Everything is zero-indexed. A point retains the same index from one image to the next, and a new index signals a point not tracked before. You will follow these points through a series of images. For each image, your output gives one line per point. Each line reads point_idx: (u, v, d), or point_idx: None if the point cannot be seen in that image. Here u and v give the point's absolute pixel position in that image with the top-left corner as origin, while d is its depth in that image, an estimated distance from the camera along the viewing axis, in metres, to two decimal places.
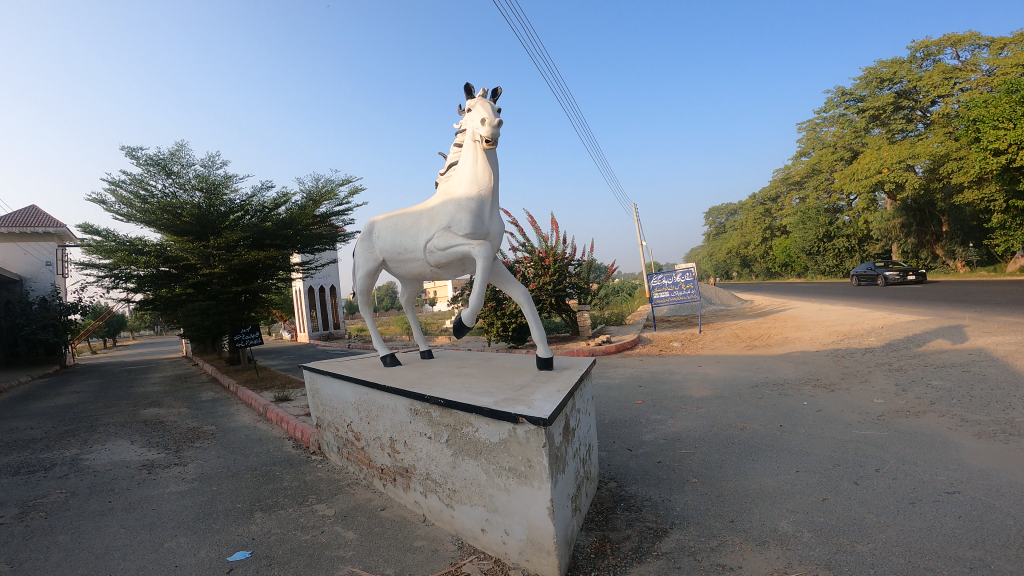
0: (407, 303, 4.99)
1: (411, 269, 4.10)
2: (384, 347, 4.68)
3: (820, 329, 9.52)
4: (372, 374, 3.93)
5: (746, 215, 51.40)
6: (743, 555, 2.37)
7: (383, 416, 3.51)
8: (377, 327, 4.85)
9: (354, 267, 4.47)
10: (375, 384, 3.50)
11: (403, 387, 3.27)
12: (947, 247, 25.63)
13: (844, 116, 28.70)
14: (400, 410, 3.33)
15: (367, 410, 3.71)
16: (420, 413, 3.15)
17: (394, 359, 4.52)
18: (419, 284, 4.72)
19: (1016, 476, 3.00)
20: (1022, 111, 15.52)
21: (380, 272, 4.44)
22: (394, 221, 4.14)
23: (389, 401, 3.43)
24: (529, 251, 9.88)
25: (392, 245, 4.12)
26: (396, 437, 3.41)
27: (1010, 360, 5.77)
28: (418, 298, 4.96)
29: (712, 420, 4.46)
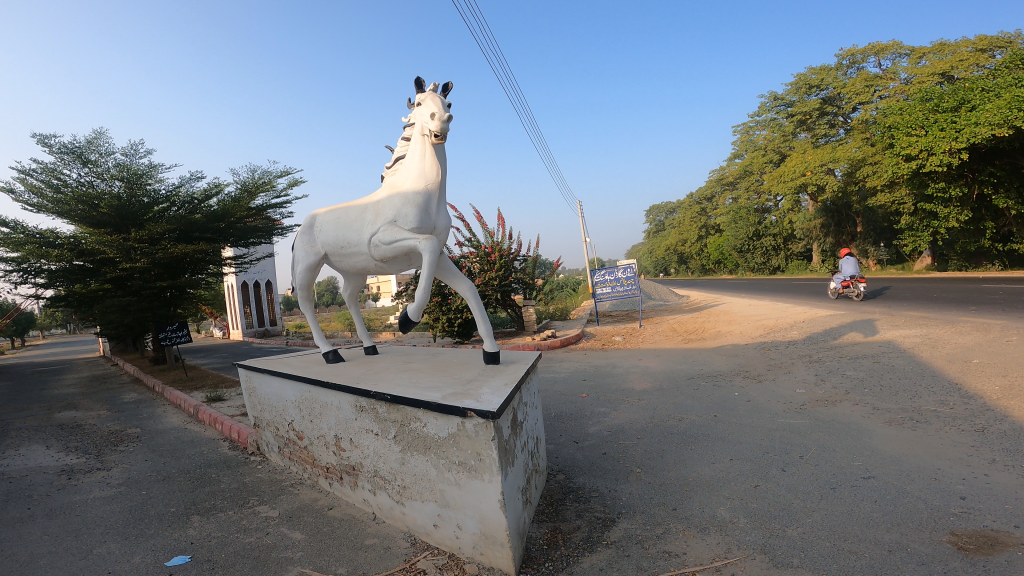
0: (349, 299, 4.88)
1: (354, 263, 4.01)
2: (326, 343, 4.57)
3: (750, 323, 9.99)
4: (314, 371, 3.83)
5: (683, 214, 53.24)
6: (686, 542, 2.47)
7: (327, 414, 3.43)
8: (318, 323, 4.72)
9: (294, 261, 4.33)
10: (318, 381, 3.41)
11: (347, 383, 3.21)
12: (861, 246, 27.39)
13: (774, 120, 30.11)
14: (345, 407, 3.26)
15: (309, 408, 3.61)
16: (366, 409, 3.09)
17: (336, 355, 4.42)
18: (362, 279, 4.62)
19: (923, 462, 3.25)
20: (933, 120, 16.73)
21: (322, 267, 4.33)
22: (338, 214, 4.05)
23: (333, 398, 3.35)
24: (475, 246, 9.84)
25: (335, 239, 4.02)
26: (341, 434, 3.34)
27: (916, 352, 6.24)
28: (361, 293, 4.87)
29: (652, 411, 4.60)
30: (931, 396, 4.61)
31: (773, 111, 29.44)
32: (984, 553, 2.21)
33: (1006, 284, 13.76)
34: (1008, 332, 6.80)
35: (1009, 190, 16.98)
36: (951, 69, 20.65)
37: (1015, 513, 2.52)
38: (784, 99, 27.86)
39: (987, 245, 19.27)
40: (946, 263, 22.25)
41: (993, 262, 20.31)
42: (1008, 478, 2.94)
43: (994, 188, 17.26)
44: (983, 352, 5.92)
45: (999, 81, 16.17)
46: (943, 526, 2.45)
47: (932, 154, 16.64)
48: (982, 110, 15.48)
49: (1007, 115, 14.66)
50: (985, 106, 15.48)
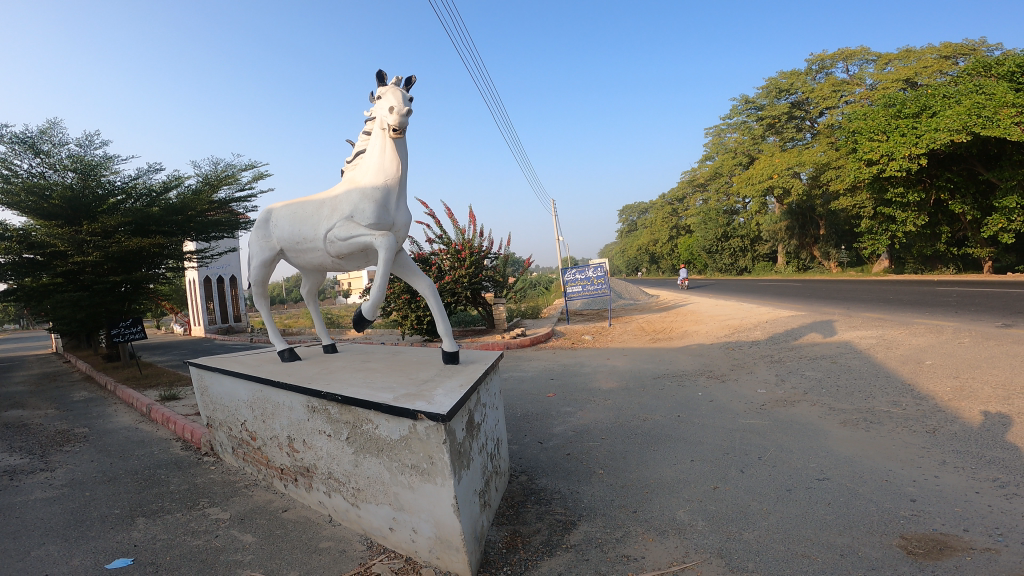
0: (308, 296, 4.76)
1: (311, 259, 3.91)
2: (282, 340, 4.44)
3: (715, 323, 10.11)
4: (267, 370, 3.71)
5: (655, 214, 53.92)
6: (645, 545, 2.45)
7: (280, 414, 3.33)
8: (274, 321, 4.59)
9: (248, 257, 4.20)
10: (269, 381, 3.30)
11: (299, 383, 3.11)
12: (823, 248, 28.09)
13: (744, 123, 30.58)
14: (296, 408, 3.16)
15: (262, 408, 3.50)
16: (317, 410, 3.00)
17: (292, 354, 4.31)
18: (320, 275, 4.51)
19: (876, 463, 3.30)
20: (894, 126, 17.29)
21: (278, 263, 4.21)
22: (294, 209, 3.93)
23: (285, 398, 3.25)
24: (445, 243, 9.73)
25: (290, 234, 3.90)
26: (295, 435, 3.24)
27: (872, 353, 6.39)
28: (321, 290, 4.76)
29: (617, 411, 4.60)
30: (885, 397, 4.71)
31: (744, 114, 29.91)
32: (933, 557, 2.24)
33: (959, 287, 14.25)
34: (960, 334, 7.02)
35: (964, 196, 17.58)
36: (915, 76, 21.30)
37: (963, 516, 2.57)
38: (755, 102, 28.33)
39: (942, 249, 19.95)
40: (904, 266, 23.00)
41: (948, 265, 21.03)
42: (957, 479, 3.00)
43: (950, 194, 17.85)
44: (935, 354, 6.09)
45: (958, 89, 16.71)
46: (893, 530, 2.48)
47: (893, 159, 17.10)
48: (942, 117, 15.92)
49: (966, 121, 15.10)
50: (944, 113, 15.92)
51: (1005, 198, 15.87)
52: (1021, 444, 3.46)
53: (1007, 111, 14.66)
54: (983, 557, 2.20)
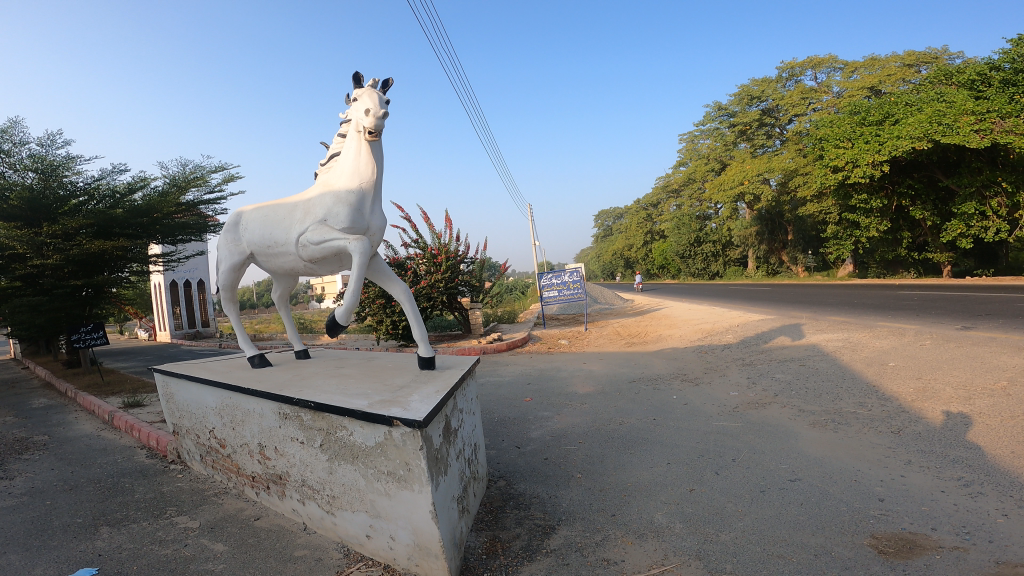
0: (280, 300, 4.68)
1: (282, 263, 3.84)
2: (251, 346, 4.36)
3: (689, 327, 10.24)
4: (236, 376, 3.64)
5: (630, 219, 54.49)
6: (625, 548, 2.46)
7: (250, 421, 3.26)
8: (243, 326, 4.49)
9: (217, 261, 4.11)
10: (239, 387, 3.24)
11: (270, 390, 3.06)
12: (791, 253, 28.72)
13: (716, 129, 31.07)
14: (267, 415, 3.10)
15: (231, 415, 3.43)
16: (290, 417, 2.95)
17: (263, 359, 4.23)
18: (292, 280, 4.44)
19: (846, 463, 3.38)
20: (859, 133, 17.81)
21: (248, 266, 4.13)
22: (265, 212, 3.86)
23: (256, 405, 3.18)
24: (421, 247, 9.68)
25: (261, 238, 3.83)
26: (266, 442, 3.18)
27: (839, 356, 6.54)
28: (292, 295, 4.68)
29: (594, 415, 4.61)
30: (851, 398, 4.82)
31: (716, 121, 30.37)
32: (903, 556, 2.30)
33: (921, 291, 14.68)
34: (922, 336, 7.22)
35: (925, 202, 18.16)
36: (879, 84, 21.97)
37: (929, 515, 2.64)
38: (727, 109, 28.78)
39: (903, 254, 20.56)
40: (867, 270, 23.64)
41: (909, 270, 21.69)
42: (923, 479, 3.08)
43: (911, 200, 18.44)
44: (899, 355, 6.27)
45: (920, 97, 17.30)
46: (864, 529, 2.53)
47: (857, 166, 17.57)
48: (904, 124, 16.40)
49: (927, 129, 15.58)
50: (907, 120, 16.41)
51: (964, 205, 16.44)
52: (980, 443, 3.58)
53: (967, 119, 15.16)
54: (952, 556, 2.26)
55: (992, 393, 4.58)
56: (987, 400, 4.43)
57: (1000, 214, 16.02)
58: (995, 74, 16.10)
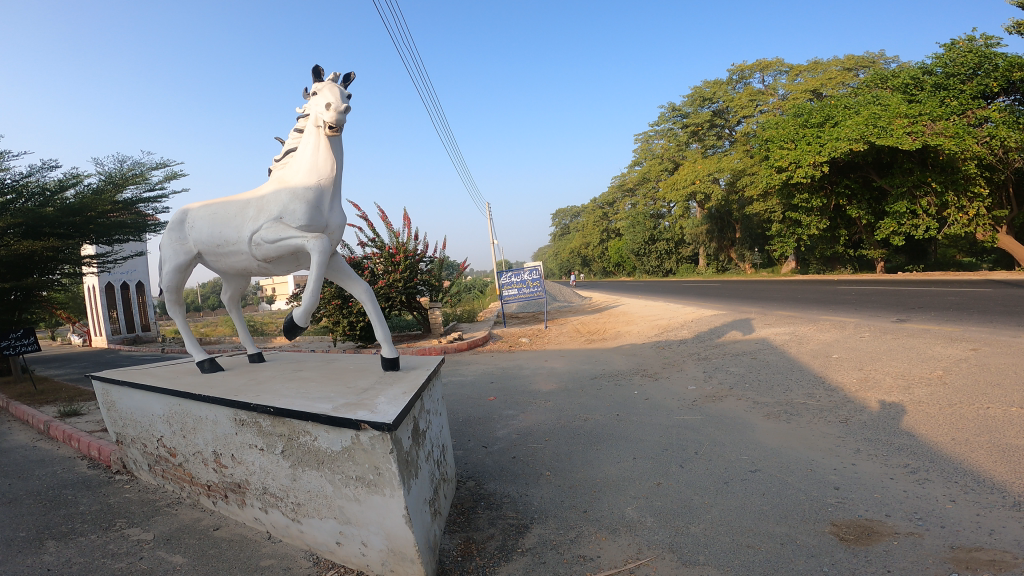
0: (230, 302, 4.51)
1: (233, 262, 3.71)
2: (200, 350, 4.19)
3: (646, 323, 10.43)
4: (185, 382, 3.50)
5: (586, 218, 55.18)
6: (600, 544, 2.48)
7: (203, 428, 3.13)
8: (190, 329, 4.31)
9: (160, 261, 3.93)
10: (189, 394, 3.11)
11: (224, 396, 2.95)
12: (739, 251, 29.67)
13: (669, 129, 31.72)
14: (222, 422, 2.99)
15: (181, 423, 3.29)
16: (246, 424, 2.85)
17: (213, 364, 4.07)
18: (242, 280, 4.30)
19: (801, 453, 3.52)
20: (801, 135, 18.59)
21: (194, 267, 3.96)
22: (213, 209, 3.71)
23: (208, 411, 3.06)
24: (378, 247, 9.53)
25: (210, 237, 3.69)
26: (221, 450, 3.06)
27: (788, 349, 6.78)
28: (243, 296, 4.53)
29: (559, 412, 4.64)
30: (801, 389, 5.02)
31: (669, 122, 31.00)
32: (863, 543, 2.40)
33: (859, 286, 15.37)
34: (861, 329, 7.57)
35: (861, 202, 19.02)
36: (821, 87, 22.96)
37: (883, 502, 2.77)
38: (679, 110, 29.46)
39: (841, 250, 21.54)
40: (809, 267, 24.66)
41: (846, 265, 22.74)
42: (873, 466, 3.24)
43: (848, 200, 19.32)
44: (842, 347, 6.56)
45: (858, 100, 18.20)
46: (824, 517, 2.64)
47: (799, 167, 18.26)
48: (843, 127, 17.19)
49: (864, 131, 16.37)
50: (845, 123, 17.21)
51: (896, 204, 17.30)
52: (921, 429, 3.78)
53: (901, 122, 15.94)
54: (909, 541, 2.38)
55: (929, 382, 4.84)
56: (925, 388, 4.68)
57: (929, 213, 16.93)
58: (926, 78, 16.96)
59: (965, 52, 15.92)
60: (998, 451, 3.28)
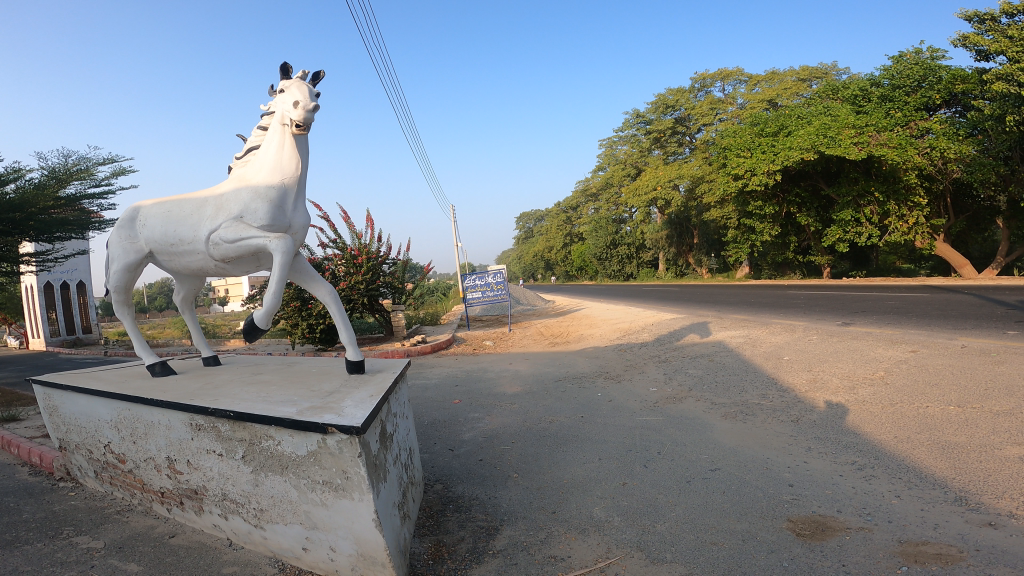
0: (183, 303, 4.37)
1: (187, 262, 3.61)
2: (150, 353, 4.04)
3: (608, 326, 10.57)
4: (135, 386, 3.38)
5: (550, 222, 55.65)
6: (570, 544, 2.52)
7: (155, 434, 3.03)
8: (139, 331, 4.15)
9: (108, 260, 3.78)
10: (141, 398, 3.00)
11: (177, 400, 2.86)
12: (696, 256, 30.40)
13: (632, 135, 32.24)
14: (176, 427, 2.90)
15: (131, 428, 3.17)
16: (203, 428, 2.78)
17: (165, 368, 3.94)
18: (197, 281, 4.17)
19: (757, 452, 3.63)
20: (757, 144, 19.24)
21: (144, 266, 3.83)
22: (167, 207, 3.60)
23: (161, 415, 2.97)
24: (340, 247, 9.38)
25: (163, 236, 3.58)
26: (176, 455, 2.97)
27: (742, 351, 6.99)
28: (197, 297, 4.39)
29: (524, 415, 4.67)
30: (755, 390, 5.18)
31: (633, 128, 31.50)
32: (818, 538, 2.50)
33: (809, 290, 15.98)
34: (811, 332, 7.87)
35: (810, 209, 19.76)
36: (777, 97, 23.78)
37: (834, 498, 2.89)
38: (643, 117, 29.95)
39: (791, 256, 22.35)
40: (761, 271, 25.50)
41: (796, 271, 23.59)
42: (824, 464, 3.37)
43: (798, 207, 20.05)
44: (792, 350, 6.80)
45: (810, 111, 18.90)
46: (781, 513, 2.74)
47: (754, 175, 18.84)
48: (796, 136, 17.82)
49: (815, 141, 17.03)
50: (798, 132, 17.87)
51: (842, 212, 18.05)
52: (865, 428, 3.97)
53: (848, 132, 16.62)
54: (859, 536, 2.49)
55: (871, 382, 5.07)
56: (869, 389, 4.90)
57: (872, 221, 17.72)
58: (874, 90, 17.71)
59: (912, 64, 16.72)
60: (937, 448, 3.46)
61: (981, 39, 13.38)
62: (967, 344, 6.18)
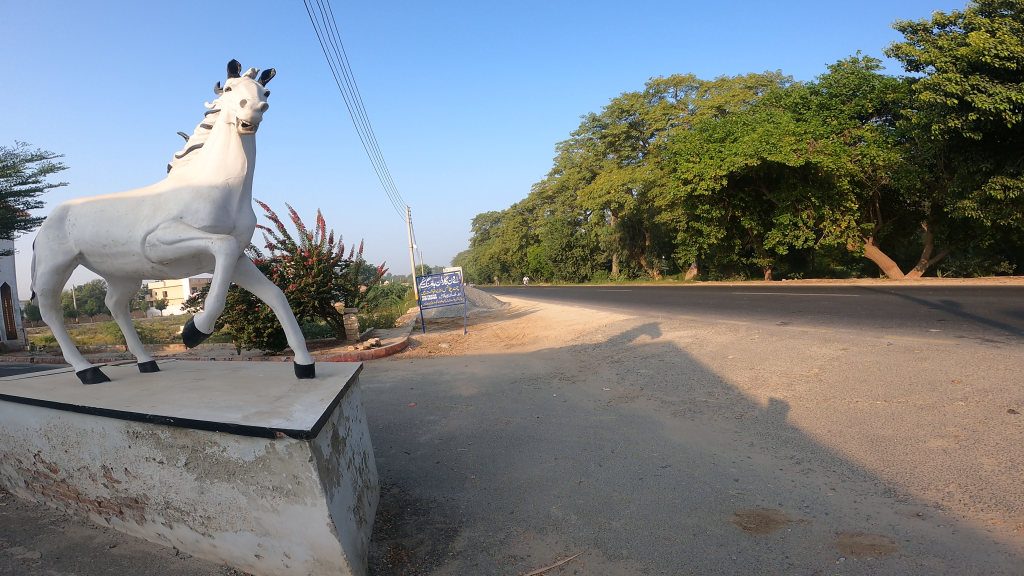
0: (117, 308, 4.17)
1: (122, 264, 3.46)
2: (81, 359, 3.84)
3: (563, 327, 10.69)
4: (67, 393, 3.22)
5: (506, 224, 55.78)
6: (529, 544, 2.54)
7: (89, 442, 2.90)
8: (69, 336, 3.94)
9: (33, 262, 3.58)
10: (73, 405, 2.87)
11: (112, 407, 2.75)
12: (648, 258, 31.04)
13: (588, 139, 32.72)
14: (112, 434, 2.78)
15: (62, 437, 3.02)
16: (140, 436, 2.68)
17: (97, 374, 3.75)
18: (132, 284, 3.99)
19: (705, 448, 3.74)
20: (705, 149, 19.84)
21: (74, 268, 3.64)
22: (99, 207, 3.45)
23: (94, 423, 2.84)
24: (289, 249, 9.17)
25: (95, 237, 3.42)
26: (112, 463, 2.84)
27: (691, 351, 7.20)
28: (132, 301, 4.20)
29: (480, 416, 4.68)
30: (702, 388, 5.35)
31: (589, 131, 31.91)
32: (763, 531, 2.60)
33: (753, 292, 16.53)
34: (753, 331, 8.18)
35: (753, 214, 20.53)
36: (725, 104, 24.58)
37: (775, 491, 3.01)
38: (598, 121, 30.38)
39: (735, 259, 23.10)
40: (708, 273, 26.30)
41: (740, 273, 24.44)
42: (765, 459, 3.51)
43: (742, 211, 20.77)
44: (736, 348, 7.04)
45: (755, 118, 19.60)
46: (728, 508, 2.84)
47: (703, 179, 19.38)
48: (741, 143, 18.50)
49: (758, 147, 17.67)
50: (743, 139, 18.54)
51: (781, 216, 18.80)
52: (803, 423, 4.15)
53: (788, 140, 17.30)
54: (800, 528, 2.61)
55: (808, 379, 5.32)
56: (805, 384, 5.14)
57: (808, 225, 18.51)
58: (813, 98, 18.52)
59: (848, 74, 17.58)
60: (867, 442, 3.65)
61: (913, 50, 14.20)
62: (894, 342, 6.55)
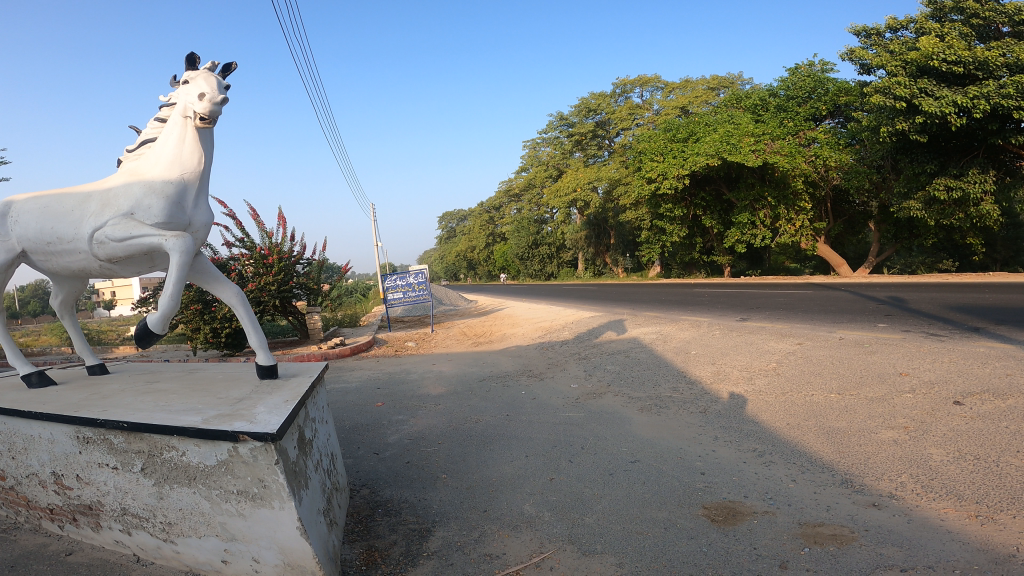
0: (62, 308, 3.98)
1: (68, 262, 3.31)
2: (26, 363, 3.65)
3: (530, 325, 10.71)
4: (12, 397, 3.06)
5: (472, 222, 55.60)
6: (503, 542, 2.54)
7: (37, 448, 2.76)
8: (11, 339, 3.75)
9: None
10: (19, 409, 2.73)
11: (60, 411, 2.63)
12: (613, 256, 31.39)
13: (554, 138, 32.91)
14: (60, 440, 2.66)
15: (7, 443, 2.87)
16: (92, 441, 2.57)
17: (43, 377, 3.57)
18: (79, 283, 3.82)
19: (672, 442, 3.81)
20: (669, 148, 20.17)
21: (15, 267, 3.47)
22: (43, 202, 3.29)
23: (41, 429, 2.71)
24: (248, 247, 8.92)
25: (38, 233, 3.27)
26: (63, 470, 2.72)
27: (655, 347, 7.31)
28: (79, 301, 4.02)
29: (449, 415, 4.65)
30: (667, 383, 5.43)
31: (556, 131, 32.07)
32: (730, 523, 2.66)
33: (715, 288, 16.86)
34: (714, 327, 8.36)
35: (714, 212, 20.97)
36: (688, 104, 25.01)
37: (741, 484, 3.08)
38: (565, 119, 30.54)
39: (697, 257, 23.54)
40: (671, 270, 26.73)
41: (702, 270, 24.94)
42: (729, 452, 3.58)
43: (703, 210, 21.19)
44: (699, 344, 7.18)
45: (717, 119, 20.02)
46: (696, 501, 2.89)
47: (666, 178, 19.67)
48: (703, 143, 18.89)
49: (719, 147, 18.06)
50: (705, 140, 18.90)
51: (740, 215, 19.25)
52: (764, 416, 4.26)
53: (747, 141, 17.71)
54: (766, 520, 2.67)
55: (767, 373, 5.46)
56: (765, 378, 5.28)
57: (765, 224, 18.98)
58: (772, 100, 19.02)
59: (805, 76, 18.10)
60: (823, 434, 3.77)
61: (865, 54, 14.73)
62: (848, 336, 6.77)
